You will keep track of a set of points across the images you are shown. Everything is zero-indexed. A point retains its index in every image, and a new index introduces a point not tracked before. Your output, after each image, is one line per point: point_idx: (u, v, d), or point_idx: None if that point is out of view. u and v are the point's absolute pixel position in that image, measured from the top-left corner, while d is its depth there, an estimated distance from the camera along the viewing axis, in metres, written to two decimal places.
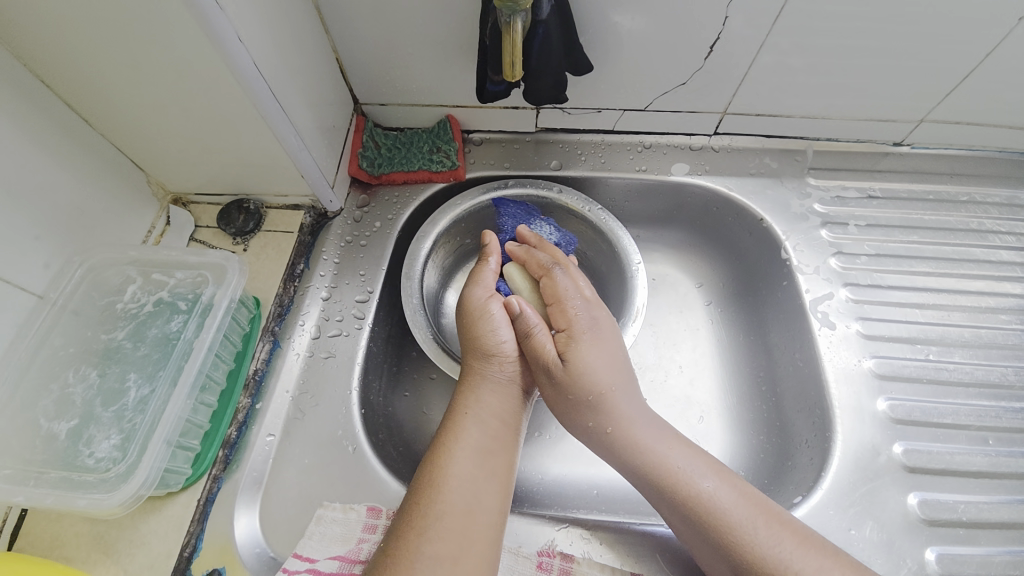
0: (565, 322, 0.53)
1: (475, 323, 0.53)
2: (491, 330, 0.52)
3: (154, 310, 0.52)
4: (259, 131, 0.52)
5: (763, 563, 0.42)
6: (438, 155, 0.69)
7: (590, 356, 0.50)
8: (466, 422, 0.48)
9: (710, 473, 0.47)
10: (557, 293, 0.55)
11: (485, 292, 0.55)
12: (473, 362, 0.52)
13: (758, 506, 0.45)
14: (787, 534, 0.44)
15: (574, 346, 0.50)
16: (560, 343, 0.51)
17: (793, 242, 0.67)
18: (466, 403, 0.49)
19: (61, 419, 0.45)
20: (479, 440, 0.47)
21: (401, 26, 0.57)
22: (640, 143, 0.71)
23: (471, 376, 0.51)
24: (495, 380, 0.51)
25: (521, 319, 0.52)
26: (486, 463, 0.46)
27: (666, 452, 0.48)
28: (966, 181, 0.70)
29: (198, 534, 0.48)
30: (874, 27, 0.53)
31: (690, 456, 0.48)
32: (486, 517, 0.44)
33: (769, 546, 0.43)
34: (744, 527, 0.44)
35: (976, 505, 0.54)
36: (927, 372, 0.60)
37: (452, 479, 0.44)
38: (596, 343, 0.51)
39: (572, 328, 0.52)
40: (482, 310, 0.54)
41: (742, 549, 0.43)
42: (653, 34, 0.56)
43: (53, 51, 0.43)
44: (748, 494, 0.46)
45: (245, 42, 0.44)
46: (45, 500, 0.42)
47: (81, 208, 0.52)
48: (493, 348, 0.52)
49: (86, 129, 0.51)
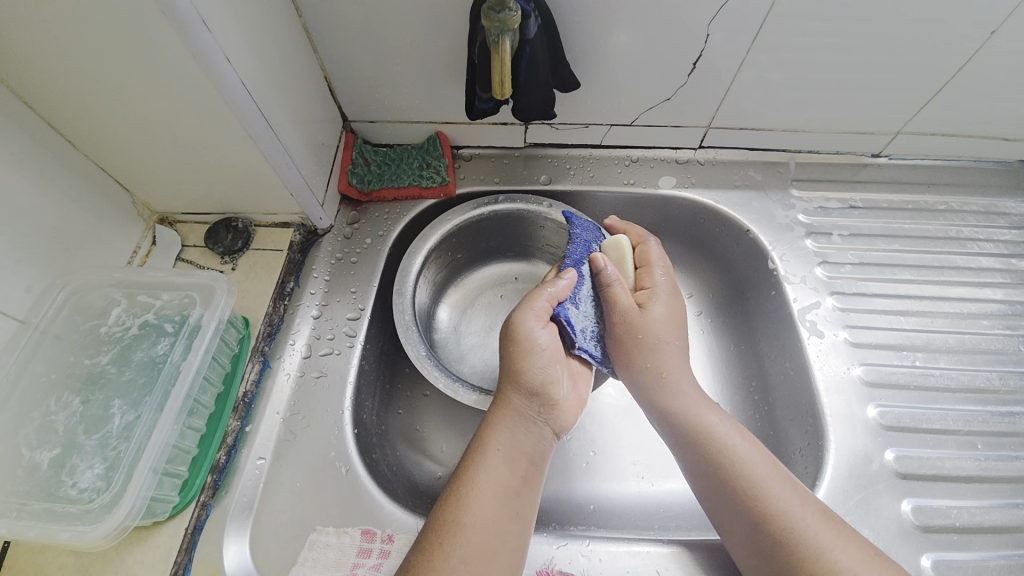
0: (649, 281, 0.57)
1: (524, 358, 0.51)
2: (535, 366, 0.51)
3: (139, 334, 0.51)
4: (246, 148, 0.51)
5: (783, 517, 0.45)
6: (428, 170, 0.70)
7: (666, 313, 0.55)
8: (492, 457, 0.47)
9: (742, 435, 0.50)
10: (647, 259, 0.59)
11: (539, 322, 0.52)
12: (511, 395, 0.51)
13: (782, 473, 0.48)
14: (809, 502, 0.46)
15: (655, 301, 0.55)
16: (641, 297, 0.56)
17: (779, 252, 0.68)
18: (491, 436, 0.49)
19: (43, 448, 0.44)
20: (505, 479, 0.46)
21: (390, 44, 0.57)
22: (627, 157, 0.73)
23: (504, 409, 0.50)
24: (530, 417, 0.50)
25: (603, 271, 0.55)
26: (509, 503, 0.45)
27: (705, 410, 0.52)
28: (943, 190, 0.72)
29: (186, 564, 0.46)
30: (848, 43, 0.55)
31: (726, 420, 0.52)
32: (508, 556, 0.43)
33: (793, 506, 0.45)
34: (769, 483, 0.47)
35: (967, 510, 0.55)
36: (915, 378, 0.61)
37: (474, 517, 0.43)
38: (673, 305, 0.56)
39: (656, 287, 0.56)
40: (532, 344, 0.51)
41: (764, 502, 0.46)
42: (638, 51, 0.57)
43: (32, 69, 0.42)
44: (774, 462, 0.49)
45: (231, 61, 0.44)
46: (28, 534, 0.40)
47: (65, 231, 0.51)
48: (535, 385, 0.50)
49: (68, 149, 0.50)
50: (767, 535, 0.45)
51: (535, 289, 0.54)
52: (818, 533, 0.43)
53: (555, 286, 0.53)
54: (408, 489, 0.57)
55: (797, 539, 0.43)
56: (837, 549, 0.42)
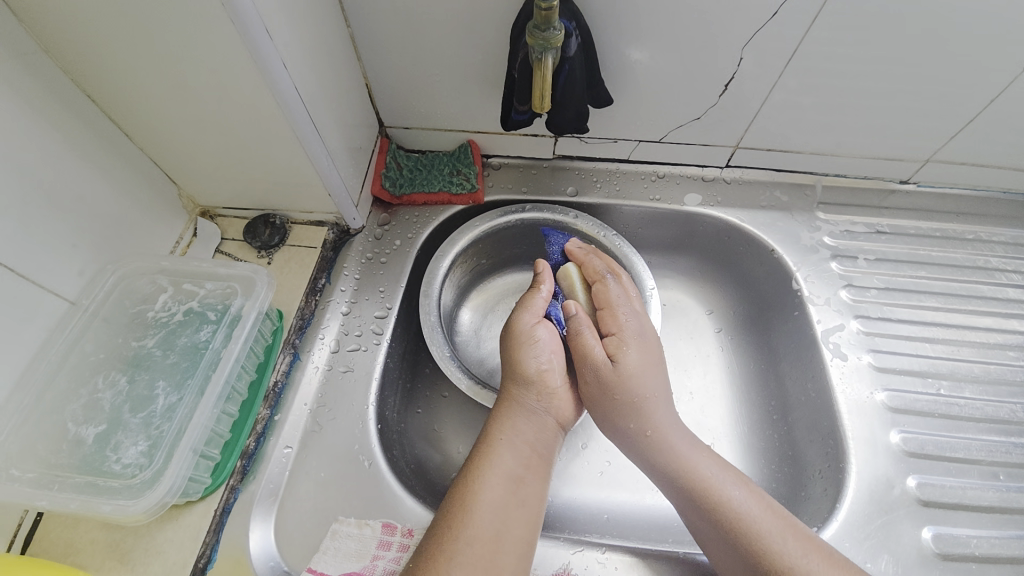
0: (614, 326, 0.56)
1: (519, 349, 0.53)
2: (532, 357, 0.53)
3: (183, 320, 0.53)
4: (291, 150, 0.54)
5: (788, 572, 0.45)
6: (459, 177, 0.72)
7: (640, 361, 0.54)
8: (500, 447, 0.49)
9: (739, 483, 0.50)
10: (606, 299, 0.58)
11: (534, 318, 0.55)
12: (510, 388, 0.53)
13: (782, 517, 0.48)
14: (814, 548, 0.46)
15: (624, 349, 0.54)
16: (610, 346, 0.54)
17: (803, 272, 0.69)
18: (498, 426, 0.51)
19: (88, 424, 0.46)
20: (513, 468, 0.48)
21: (431, 55, 0.60)
22: (654, 173, 0.74)
23: (507, 402, 0.52)
24: (530, 408, 0.52)
25: (573, 318, 0.55)
26: (515, 492, 0.47)
27: (698, 462, 0.51)
28: (971, 220, 0.72)
29: (213, 545, 0.47)
30: (880, 71, 0.56)
31: (720, 467, 0.51)
32: (515, 544, 0.45)
33: (798, 556, 0.45)
34: (771, 536, 0.47)
35: (988, 540, 0.54)
36: (939, 406, 0.61)
37: (482, 504, 0.45)
38: (643, 350, 0.55)
39: (623, 332, 0.55)
40: (529, 336, 0.54)
41: (767, 557, 0.46)
42: (670, 71, 0.59)
43: (107, 69, 0.45)
44: (774, 509, 0.49)
45: (289, 67, 0.47)
46: (69, 505, 0.42)
47: (118, 219, 0.54)
48: (532, 376, 0.52)
49: (128, 143, 0.53)
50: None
51: (528, 294, 0.59)
52: None
53: (542, 288, 0.58)
54: (426, 487, 0.58)
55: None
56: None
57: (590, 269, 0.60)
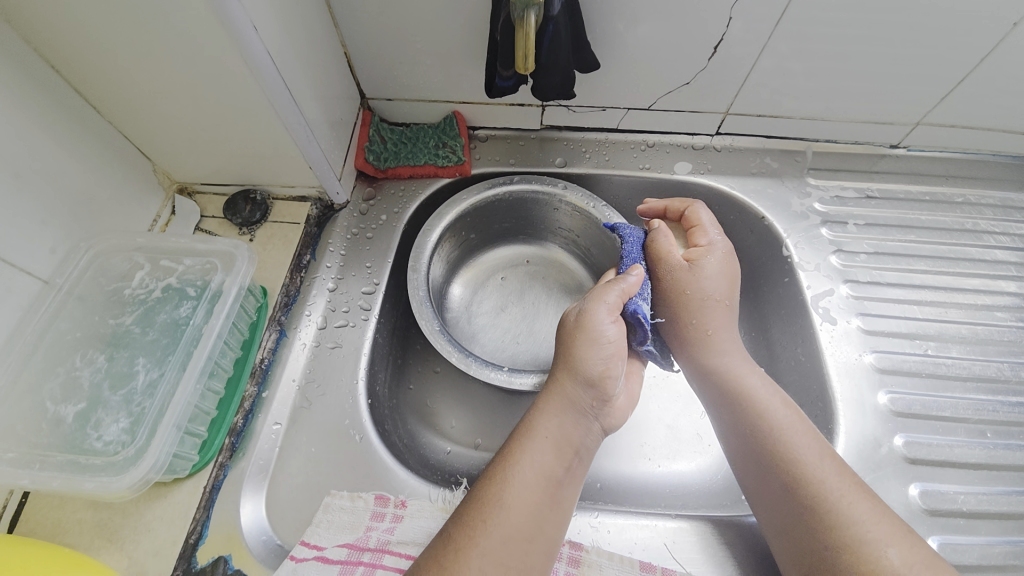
0: (701, 240, 0.57)
1: (585, 346, 0.49)
2: (597, 356, 0.49)
3: (162, 296, 0.52)
4: (268, 120, 0.52)
5: (815, 484, 0.46)
6: (444, 150, 0.70)
7: (718, 271, 0.56)
8: (538, 443, 0.47)
9: (781, 400, 0.52)
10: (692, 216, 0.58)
11: (609, 315, 0.50)
12: (565, 384, 0.49)
13: (817, 439, 0.49)
14: (845, 474, 0.46)
15: (706, 258, 0.56)
16: (692, 254, 0.56)
17: (793, 239, 0.68)
18: (540, 424, 0.48)
19: (68, 403, 0.45)
20: (551, 469, 0.46)
21: (411, 23, 0.57)
22: (643, 142, 0.73)
23: (557, 398, 0.49)
24: (580, 411, 0.49)
25: (656, 230, 0.59)
26: (551, 494, 0.45)
27: (745, 372, 0.54)
28: (961, 183, 0.72)
29: (203, 522, 0.47)
30: (872, 31, 0.55)
31: (765, 381, 0.53)
32: (545, 545, 0.44)
33: (826, 475, 0.46)
34: (803, 450, 0.48)
35: (974, 495, 0.55)
36: (927, 366, 0.61)
37: (516, 502, 0.44)
38: (726, 264, 0.56)
39: (710, 244, 0.57)
40: (598, 334, 0.49)
41: (797, 466, 0.47)
42: (657, 37, 0.57)
43: (64, 35, 0.43)
44: (810, 431, 0.50)
45: (259, 30, 0.45)
46: (51, 484, 0.41)
47: (89, 195, 0.52)
48: (593, 376, 0.48)
49: (93, 115, 0.51)
50: (798, 499, 0.46)
51: (605, 284, 0.53)
52: (849, 504, 0.44)
53: (626, 281, 0.52)
54: (419, 460, 0.58)
55: (828, 508, 0.44)
56: (868, 520, 0.43)
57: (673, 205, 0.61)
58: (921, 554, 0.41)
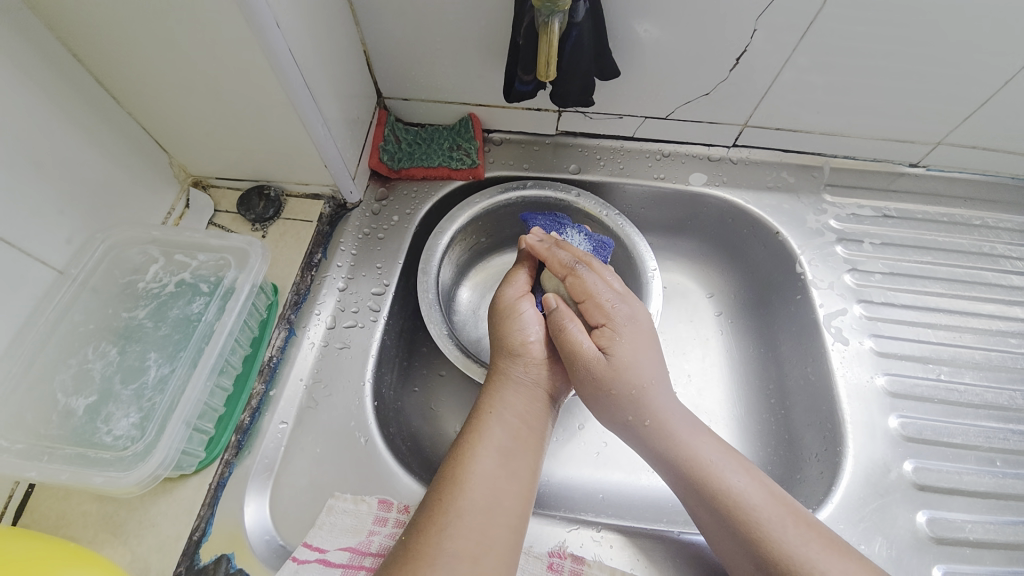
0: (601, 317, 0.52)
1: (503, 321, 0.54)
2: (517, 327, 0.53)
3: (175, 291, 0.52)
4: (286, 118, 0.52)
5: (787, 561, 0.43)
6: (459, 152, 0.70)
7: (633, 349, 0.50)
8: (490, 420, 0.48)
9: (739, 468, 0.48)
10: (586, 289, 0.53)
11: (517, 292, 0.56)
12: (499, 362, 0.53)
13: (784, 504, 0.46)
14: (816, 536, 0.44)
15: (616, 340, 0.50)
16: (601, 338, 0.50)
17: (807, 256, 0.68)
18: (490, 400, 0.50)
19: (79, 395, 0.45)
20: (504, 440, 0.47)
21: (432, 23, 0.57)
22: (659, 151, 0.72)
23: (498, 376, 0.52)
24: (520, 381, 0.51)
25: (556, 311, 0.52)
26: (507, 464, 0.46)
27: (699, 447, 0.49)
28: (979, 205, 0.71)
29: (208, 519, 0.47)
30: (897, 49, 0.54)
31: (721, 452, 0.49)
32: (506, 518, 0.44)
33: (797, 545, 0.44)
34: (772, 523, 0.45)
35: (982, 524, 0.54)
36: (939, 392, 0.61)
37: (472, 477, 0.44)
38: (635, 336, 0.51)
39: (611, 321, 0.51)
40: (512, 309, 0.55)
41: (766, 544, 0.44)
42: (678, 47, 0.57)
43: (89, 27, 0.43)
44: (777, 496, 0.47)
45: (283, 28, 0.45)
46: (59, 477, 0.41)
47: (106, 186, 0.52)
48: (518, 348, 0.52)
49: (114, 107, 0.51)
50: None
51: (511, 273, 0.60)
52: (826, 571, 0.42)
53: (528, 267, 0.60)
54: (422, 465, 0.58)
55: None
56: None
57: (556, 265, 0.56)
58: None
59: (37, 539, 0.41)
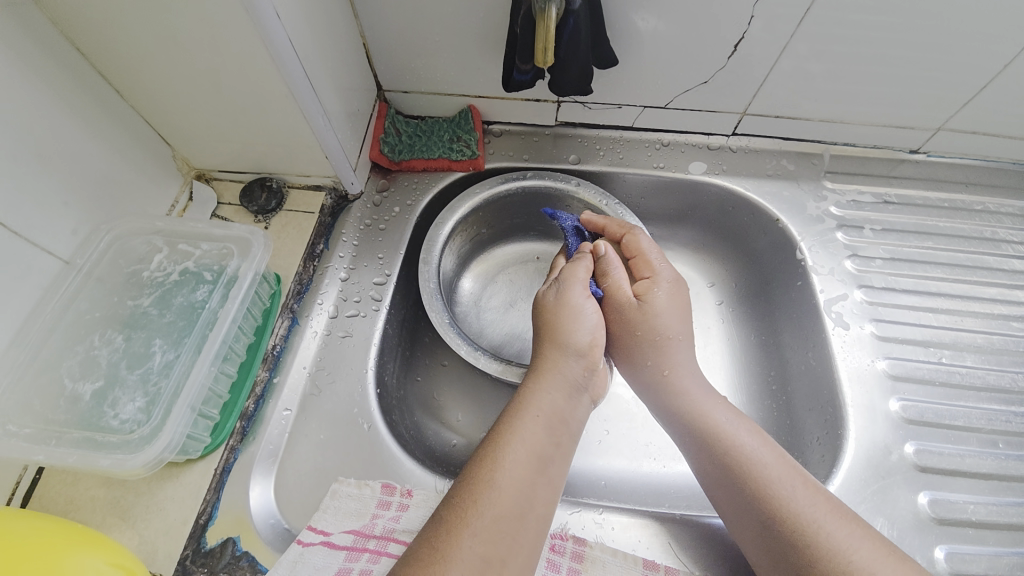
0: (647, 271, 0.57)
1: (566, 319, 0.53)
2: (579, 328, 0.53)
3: (180, 280, 0.52)
4: (288, 108, 0.52)
5: (793, 519, 0.44)
6: (458, 143, 0.70)
7: (670, 304, 0.55)
8: (530, 422, 0.47)
9: (751, 432, 0.49)
10: (636, 248, 0.58)
11: (584, 292, 0.54)
12: (550, 363, 0.51)
13: (791, 467, 0.47)
14: (822, 501, 0.45)
15: (655, 292, 0.55)
16: (640, 287, 0.56)
17: (807, 242, 0.68)
18: (531, 401, 0.49)
19: (85, 381, 0.46)
20: (543, 445, 0.46)
21: (430, 15, 0.57)
22: (658, 141, 0.72)
23: (546, 377, 0.51)
24: (567, 386, 0.51)
25: (604, 258, 0.57)
26: (541, 471, 0.45)
27: (711, 408, 0.51)
28: (980, 190, 0.70)
29: (214, 503, 0.48)
30: (896, 33, 0.54)
31: (733, 415, 0.51)
32: (535, 521, 0.43)
33: (805, 505, 0.44)
34: (780, 483, 0.46)
35: (984, 506, 0.54)
36: (940, 375, 0.61)
37: (507, 481, 0.43)
38: (675, 295, 0.55)
39: (658, 276, 0.56)
40: (577, 308, 0.53)
41: (773, 501, 0.45)
42: (676, 36, 0.57)
43: (87, 16, 0.43)
44: (784, 458, 0.48)
45: (282, 18, 0.45)
46: (67, 459, 0.42)
47: (110, 178, 0.53)
48: (577, 349, 0.52)
49: (116, 98, 0.52)
50: (776, 537, 0.44)
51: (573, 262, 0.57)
52: (831, 534, 0.42)
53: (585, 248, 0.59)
54: (425, 451, 0.58)
55: (808, 540, 0.42)
56: (849, 546, 0.42)
57: (612, 228, 0.60)
58: (893, 562, 0.41)
59: (43, 519, 0.42)
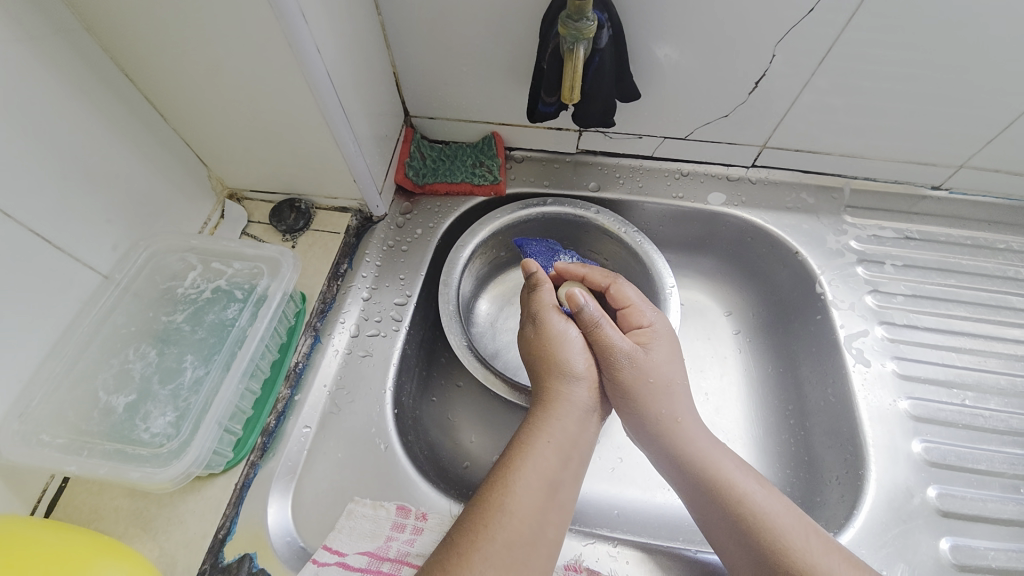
0: (642, 320, 0.56)
1: (554, 343, 0.54)
2: (568, 353, 0.53)
3: (212, 297, 0.54)
4: (321, 134, 0.55)
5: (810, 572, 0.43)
6: (481, 169, 0.72)
7: (670, 354, 0.54)
8: (541, 448, 0.48)
9: (758, 481, 0.49)
10: (626, 298, 0.58)
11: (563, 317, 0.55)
12: (557, 388, 0.52)
13: (800, 516, 0.47)
14: (835, 550, 0.45)
15: (657, 341, 0.54)
16: (641, 336, 0.55)
17: (827, 276, 0.67)
18: (542, 427, 0.49)
19: (119, 393, 0.47)
20: (553, 470, 0.47)
21: (459, 47, 0.60)
22: (677, 170, 0.73)
23: (554, 402, 0.51)
24: (576, 409, 0.51)
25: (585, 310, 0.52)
26: (553, 496, 0.46)
27: (719, 457, 0.50)
28: (1004, 229, 0.70)
29: (233, 518, 0.49)
30: (917, 72, 0.55)
31: (739, 464, 0.50)
32: (547, 547, 0.44)
33: (819, 555, 0.44)
34: (793, 533, 0.45)
35: (1009, 554, 0.53)
36: (964, 417, 0.60)
37: (519, 508, 0.44)
38: (673, 345, 0.55)
39: (656, 325, 0.55)
40: (562, 332, 0.54)
41: (788, 553, 0.44)
42: (698, 70, 0.58)
43: (142, 48, 0.46)
44: (790, 506, 0.48)
45: (321, 51, 0.47)
46: (98, 470, 0.43)
47: (150, 197, 0.55)
48: (574, 373, 0.52)
49: (161, 122, 0.54)
50: None
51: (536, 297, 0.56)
52: None
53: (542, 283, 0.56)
54: (439, 474, 0.58)
55: None
56: None
57: (595, 277, 0.61)
58: None
59: (69, 530, 0.43)
